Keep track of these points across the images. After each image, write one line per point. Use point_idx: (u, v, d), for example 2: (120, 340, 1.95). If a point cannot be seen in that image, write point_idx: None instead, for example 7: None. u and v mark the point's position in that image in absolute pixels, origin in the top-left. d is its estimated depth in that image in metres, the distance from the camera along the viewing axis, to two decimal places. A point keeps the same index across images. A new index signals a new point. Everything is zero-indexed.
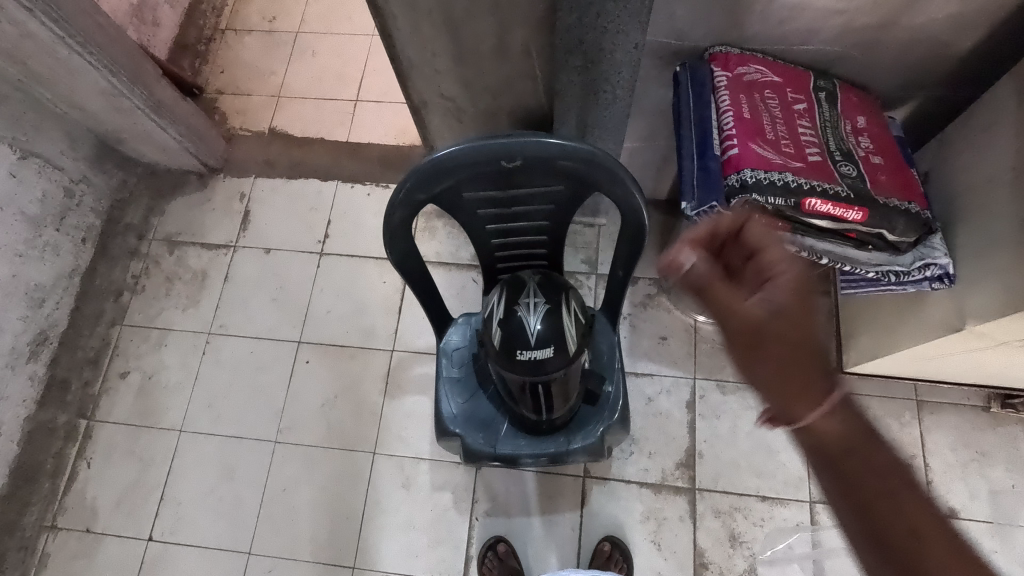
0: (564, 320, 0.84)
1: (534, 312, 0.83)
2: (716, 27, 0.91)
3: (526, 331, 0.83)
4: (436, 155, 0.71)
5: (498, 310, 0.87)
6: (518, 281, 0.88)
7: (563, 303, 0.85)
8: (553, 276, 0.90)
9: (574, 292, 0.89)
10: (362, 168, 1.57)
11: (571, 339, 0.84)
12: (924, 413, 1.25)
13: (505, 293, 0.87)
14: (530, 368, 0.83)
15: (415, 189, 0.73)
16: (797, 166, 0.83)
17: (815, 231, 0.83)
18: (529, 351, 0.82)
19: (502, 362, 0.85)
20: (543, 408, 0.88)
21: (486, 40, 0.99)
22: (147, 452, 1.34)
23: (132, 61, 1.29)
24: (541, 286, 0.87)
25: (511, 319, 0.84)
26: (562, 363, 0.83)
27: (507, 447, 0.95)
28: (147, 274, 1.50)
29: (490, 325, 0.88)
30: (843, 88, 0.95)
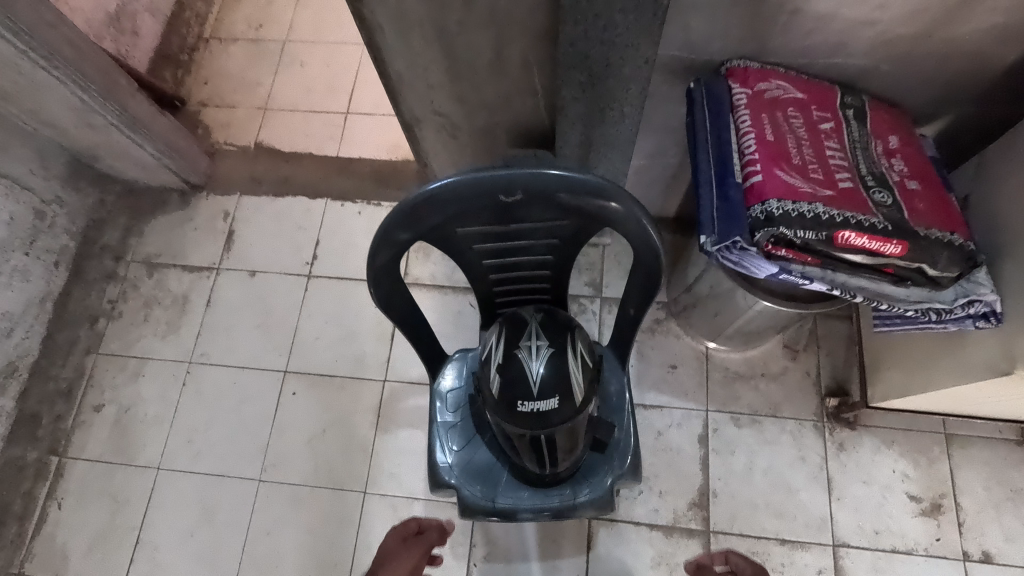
0: (570, 365, 0.75)
1: (537, 357, 0.75)
2: (735, 39, 0.83)
3: (527, 379, 0.74)
4: (422, 190, 0.63)
5: (496, 353, 0.78)
6: (517, 320, 0.79)
7: (568, 345, 0.77)
8: (556, 312, 0.81)
9: (579, 330, 0.80)
10: (352, 185, 1.48)
11: (578, 386, 0.75)
12: (953, 447, 1.16)
13: (503, 334, 0.78)
14: (532, 421, 0.74)
15: (400, 229, 0.65)
16: (828, 194, 0.74)
17: (848, 266, 0.74)
18: (531, 402, 0.74)
19: (501, 414, 0.76)
20: (547, 461, 0.80)
21: (482, 54, 0.90)
22: (123, 492, 1.25)
23: (105, 75, 1.21)
24: (542, 325, 0.77)
25: (511, 365, 0.75)
26: (568, 415, 0.75)
27: (507, 500, 0.87)
28: (124, 298, 1.41)
29: (487, 369, 0.79)
30: (871, 105, 0.87)
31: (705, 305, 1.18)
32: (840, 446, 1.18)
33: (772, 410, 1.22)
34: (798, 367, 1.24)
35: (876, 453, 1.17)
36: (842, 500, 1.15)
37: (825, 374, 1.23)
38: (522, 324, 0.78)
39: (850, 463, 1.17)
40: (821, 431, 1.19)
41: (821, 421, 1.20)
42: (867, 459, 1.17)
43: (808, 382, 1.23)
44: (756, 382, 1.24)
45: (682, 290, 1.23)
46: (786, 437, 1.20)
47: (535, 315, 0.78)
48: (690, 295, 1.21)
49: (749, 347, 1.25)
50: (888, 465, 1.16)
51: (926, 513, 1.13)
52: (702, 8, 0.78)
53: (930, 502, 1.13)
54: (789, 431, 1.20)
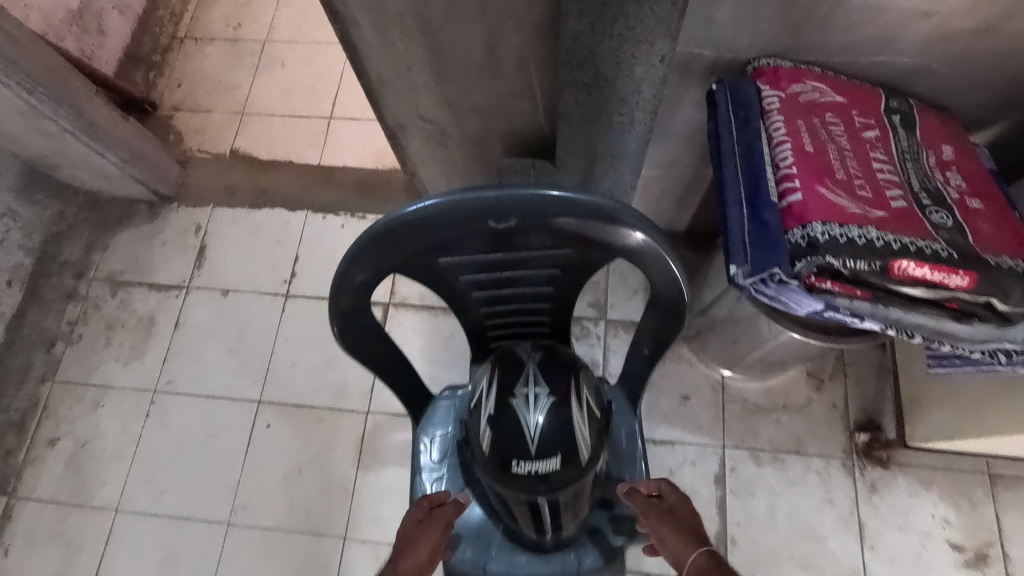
0: (575, 417, 0.62)
1: (535, 407, 0.61)
2: (764, 34, 0.71)
3: (524, 435, 0.61)
4: (390, 218, 0.52)
5: (486, 401, 0.65)
6: (511, 360, 0.66)
7: (573, 391, 0.63)
8: (557, 350, 0.68)
9: (585, 371, 0.67)
10: (335, 196, 1.37)
11: (585, 443, 0.62)
12: (999, 490, 1.05)
13: (495, 378, 0.65)
14: (529, 485, 0.62)
15: (364, 265, 0.54)
16: (880, 215, 0.63)
17: (904, 301, 0.62)
18: (528, 462, 0.61)
19: (492, 475, 0.63)
20: (546, 524, 0.68)
21: (472, 52, 0.79)
22: (76, 537, 1.13)
23: (57, 76, 1.09)
24: (541, 368, 0.64)
25: (504, 417, 0.62)
26: (572, 477, 0.62)
27: (501, 567, 0.75)
28: (85, 319, 1.30)
29: (475, 419, 0.66)
30: (920, 110, 0.75)
31: (721, 331, 1.07)
32: (872, 487, 1.06)
33: (796, 446, 1.10)
34: (823, 398, 1.12)
35: (913, 495, 1.05)
36: (875, 549, 1.03)
37: (854, 406, 1.11)
38: (516, 366, 0.65)
39: (884, 508, 1.05)
40: (851, 470, 1.07)
41: (851, 460, 1.08)
42: (902, 502, 1.05)
43: (835, 415, 1.11)
44: (778, 415, 1.12)
45: (696, 313, 1.11)
46: (812, 477, 1.08)
47: (534, 356, 0.65)
48: (705, 319, 1.09)
49: (768, 376, 1.13)
50: (926, 510, 1.05)
51: (970, 564, 1.01)
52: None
53: (974, 551, 1.02)
54: (816, 470, 1.08)
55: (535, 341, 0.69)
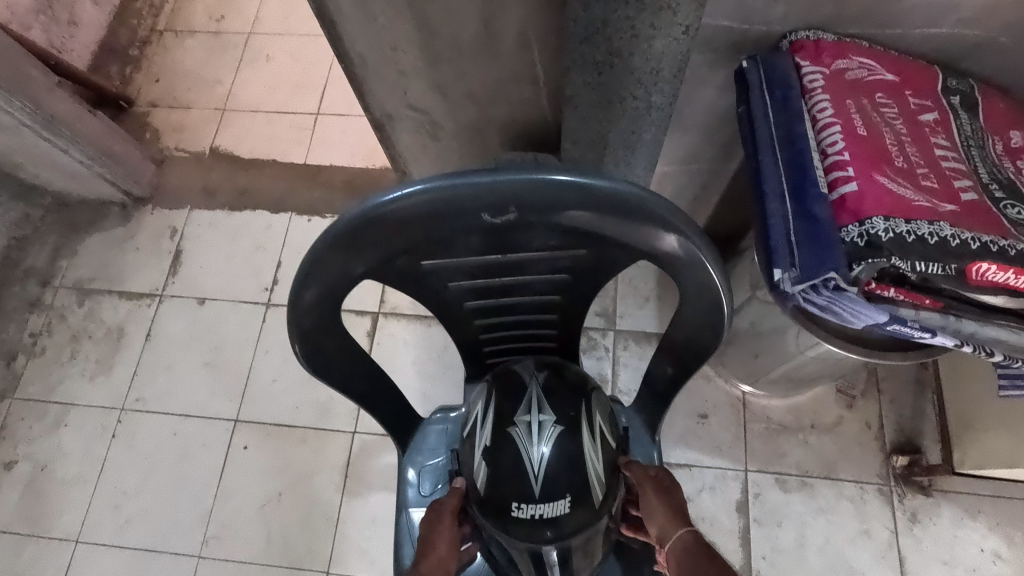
0: (587, 449, 0.51)
1: (539, 439, 0.50)
2: (803, 2, 0.61)
3: (525, 473, 0.50)
4: (352, 216, 0.42)
5: (480, 431, 0.54)
6: (510, 381, 0.54)
7: (585, 417, 0.52)
8: (564, 370, 0.55)
9: (600, 393, 0.56)
10: (322, 196, 1.27)
11: (599, 481, 0.51)
12: None
13: (490, 403, 0.54)
14: (533, 533, 0.51)
15: (321, 278, 0.45)
16: (949, 209, 0.53)
17: (980, 311, 0.52)
18: (531, 507, 0.50)
19: (486, 520, 0.52)
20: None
21: (465, 28, 0.69)
22: (31, 572, 1.03)
23: (12, 65, 1.00)
24: (547, 390, 0.53)
25: (501, 451, 0.51)
26: (584, 523, 0.51)
27: None
28: (49, 330, 1.19)
29: (467, 452, 0.55)
30: (982, 91, 0.65)
31: (744, 343, 0.96)
32: (913, 516, 0.95)
33: (826, 470, 0.99)
34: (855, 417, 1.02)
35: (958, 525, 0.95)
36: None
37: (890, 426, 1.01)
38: (516, 388, 0.54)
39: (927, 539, 0.94)
40: (888, 497, 0.97)
41: (889, 485, 0.97)
42: (947, 533, 0.94)
43: (869, 435, 1.01)
44: (806, 435, 1.02)
45: None
46: (846, 505, 0.97)
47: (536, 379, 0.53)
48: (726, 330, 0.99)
49: (794, 393, 1.03)
50: (974, 542, 0.94)
51: None
52: None
53: None
54: (849, 496, 0.97)
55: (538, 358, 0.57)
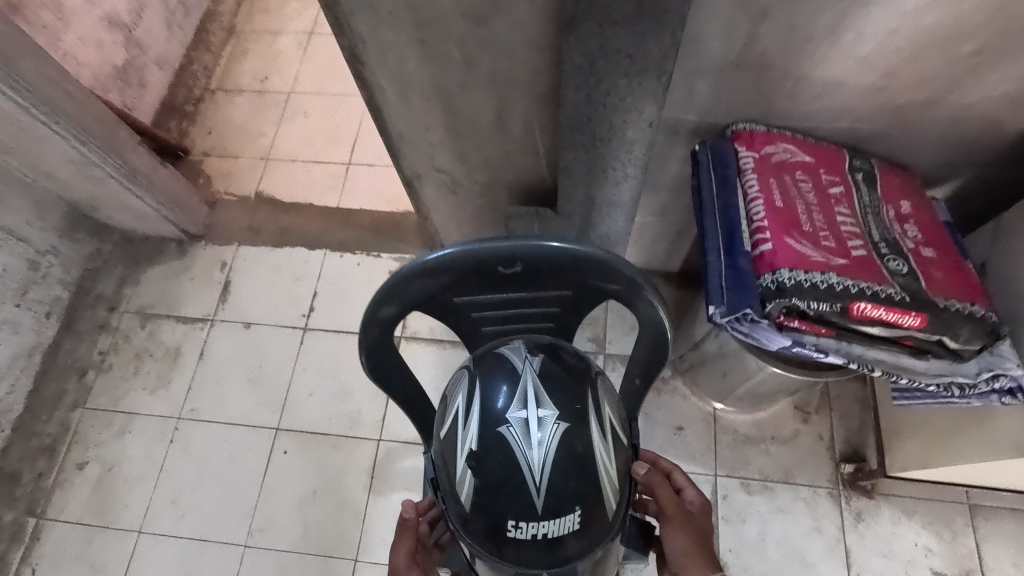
0: (596, 445, 0.51)
1: (538, 439, 0.49)
2: (739, 104, 0.81)
3: (525, 483, 0.49)
4: (403, 271, 0.60)
5: (464, 432, 0.52)
6: (493, 378, 0.53)
7: (591, 409, 0.52)
8: (558, 346, 0.57)
9: (603, 382, 0.56)
10: (352, 236, 1.47)
11: (611, 487, 0.51)
12: (978, 519, 1.10)
13: (475, 403, 0.52)
14: (537, 553, 0.50)
15: (387, 305, 0.62)
16: (841, 262, 0.72)
17: (864, 338, 0.70)
18: (533, 525, 0.49)
19: (479, 538, 0.51)
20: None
21: (482, 115, 0.89)
22: (100, 558, 1.19)
23: (106, 128, 1.21)
24: (543, 383, 0.52)
25: (490, 459, 0.50)
26: (600, 539, 0.51)
27: None
28: (115, 349, 1.38)
29: (449, 458, 0.53)
30: (881, 168, 0.85)
31: (712, 364, 1.14)
32: (858, 515, 1.12)
33: (784, 476, 1.16)
34: (810, 430, 1.19)
35: (896, 524, 1.11)
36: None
37: (838, 438, 1.18)
38: (501, 385, 0.52)
39: (870, 535, 1.11)
40: (837, 499, 1.13)
41: (837, 489, 1.14)
42: (887, 530, 1.11)
43: (822, 446, 1.17)
44: (767, 446, 1.19)
45: (689, 347, 1.19)
46: (801, 505, 1.13)
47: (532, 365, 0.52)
48: (697, 353, 1.17)
49: (758, 409, 1.20)
50: (910, 538, 1.10)
51: None
52: (706, 74, 0.77)
53: None
54: (803, 498, 1.14)
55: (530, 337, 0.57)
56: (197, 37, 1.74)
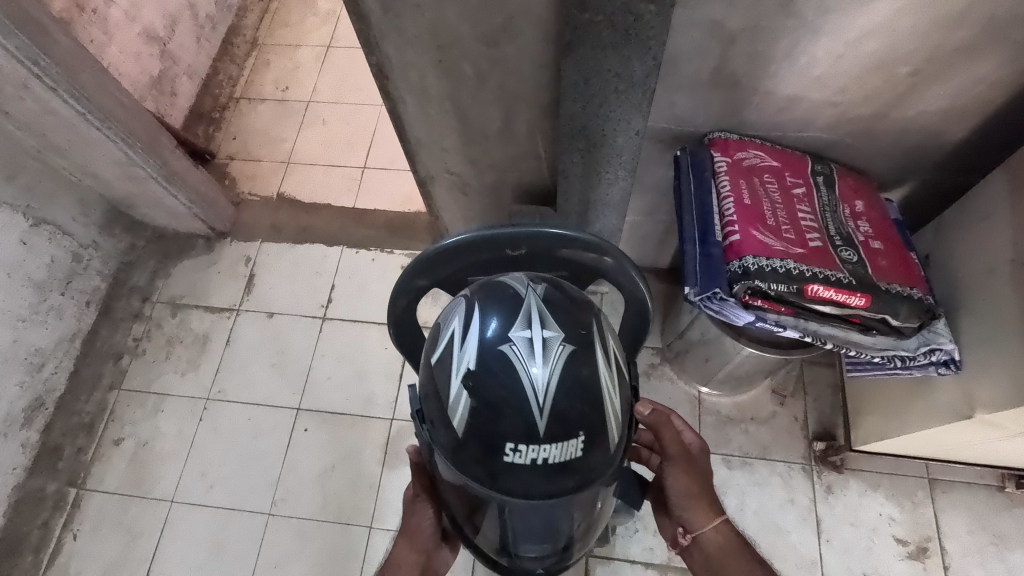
0: (600, 369, 0.59)
1: (541, 358, 0.56)
2: (715, 115, 0.93)
3: (526, 398, 0.55)
4: (428, 252, 0.71)
5: (464, 352, 0.58)
6: (496, 305, 0.59)
7: (595, 337, 0.60)
8: (561, 284, 0.66)
9: (602, 319, 0.65)
10: (367, 234, 1.59)
11: (615, 412, 0.59)
12: (937, 492, 1.21)
13: (477, 326, 0.58)
14: (538, 472, 0.56)
15: (419, 277, 0.73)
16: (798, 251, 0.84)
17: (818, 316, 0.83)
18: (535, 449, 0.56)
19: (481, 461, 0.57)
20: (513, 530, 0.66)
21: (491, 123, 1.01)
22: (136, 524, 1.30)
23: (149, 132, 1.33)
24: (546, 311, 0.59)
25: (491, 375, 0.56)
26: (604, 458, 0.59)
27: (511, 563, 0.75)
28: (148, 336, 1.50)
29: (448, 380, 0.59)
30: (840, 172, 0.97)
31: (696, 350, 1.26)
32: (828, 488, 1.23)
33: (762, 452, 1.27)
34: (786, 412, 1.30)
35: (862, 496, 1.22)
36: (831, 542, 1.19)
37: (812, 419, 1.29)
38: (505, 311, 0.58)
39: (838, 506, 1.22)
40: (810, 474, 1.24)
41: (810, 464, 1.25)
42: (854, 502, 1.22)
43: (796, 426, 1.29)
44: (746, 426, 1.30)
45: (676, 335, 1.31)
46: (776, 479, 1.25)
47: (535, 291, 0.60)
48: (683, 341, 1.28)
49: (739, 392, 1.32)
50: (875, 508, 1.21)
51: (913, 556, 1.17)
52: (685, 89, 0.89)
53: (916, 545, 1.18)
54: (779, 473, 1.25)
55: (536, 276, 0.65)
56: (223, 49, 1.87)
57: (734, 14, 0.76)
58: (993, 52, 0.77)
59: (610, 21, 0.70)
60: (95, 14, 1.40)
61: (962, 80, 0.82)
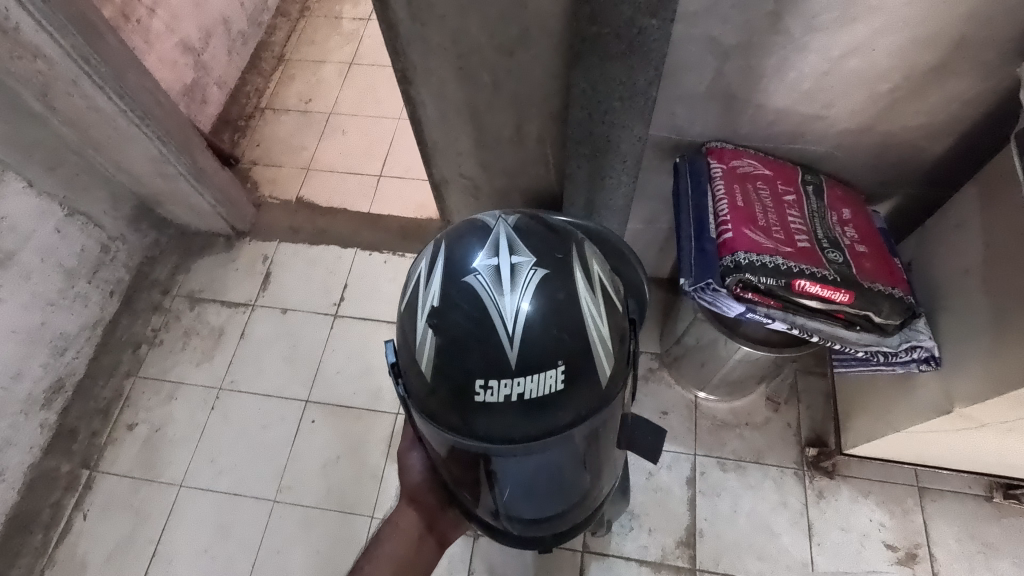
0: (581, 292, 0.67)
1: (510, 285, 0.65)
2: (712, 125, 1.01)
3: (495, 314, 0.63)
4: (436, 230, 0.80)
5: (429, 291, 0.67)
6: (464, 243, 0.69)
7: (573, 259, 0.69)
8: (541, 217, 0.75)
9: (585, 248, 0.72)
10: (381, 238, 1.66)
11: (600, 342, 0.67)
12: (926, 499, 1.24)
13: (441, 266, 0.68)
14: (513, 406, 0.63)
15: None
16: (787, 250, 0.90)
17: (806, 310, 0.89)
18: (507, 385, 0.63)
19: (459, 410, 0.65)
20: (502, 481, 0.74)
21: (504, 130, 1.09)
22: (145, 506, 1.34)
23: (182, 132, 1.42)
24: (513, 239, 0.68)
25: (457, 307, 0.64)
26: (593, 382, 0.66)
27: (506, 523, 0.83)
28: (166, 327, 1.56)
29: (416, 322, 0.67)
30: (828, 183, 1.03)
31: (693, 355, 1.30)
32: (819, 493, 1.26)
33: (756, 457, 1.31)
34: (779, 418, 1.35)
35: (853, 502, 1.25)
36: (822, 545, 1.21)
37: (805, 426, 1.33)
38: (473, 247, 0.68)
39: (829, 511, 1.24)
40: (801, 478, 1.28)
41: (802, 469, 1.29)
42: (845, 507, 1.25)
43: (789, 432, 1.33)
44: (741, 430, 1.34)
45: (673, 341, 1.36)
46: (769, 483, 1.28)
47: (503, 223, 0.70)
48: (680, 345, 1.33)
49: (734, 397, 1.36)
50: (865, 514, 1.24)
51: (902, 561, 1.19)
52: (683, 100, 0.97)
53: (905, 551, 1.20)
54: (772, 476, 1.28)
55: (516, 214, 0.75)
56: (251, 63, 1.98)
57: (728, 31, 0.84)
58: (964, 72, 0.85)
59: (614, 34, 0.77)
60: (139, 24, 1.51)
61: (937, 98, 0.89)
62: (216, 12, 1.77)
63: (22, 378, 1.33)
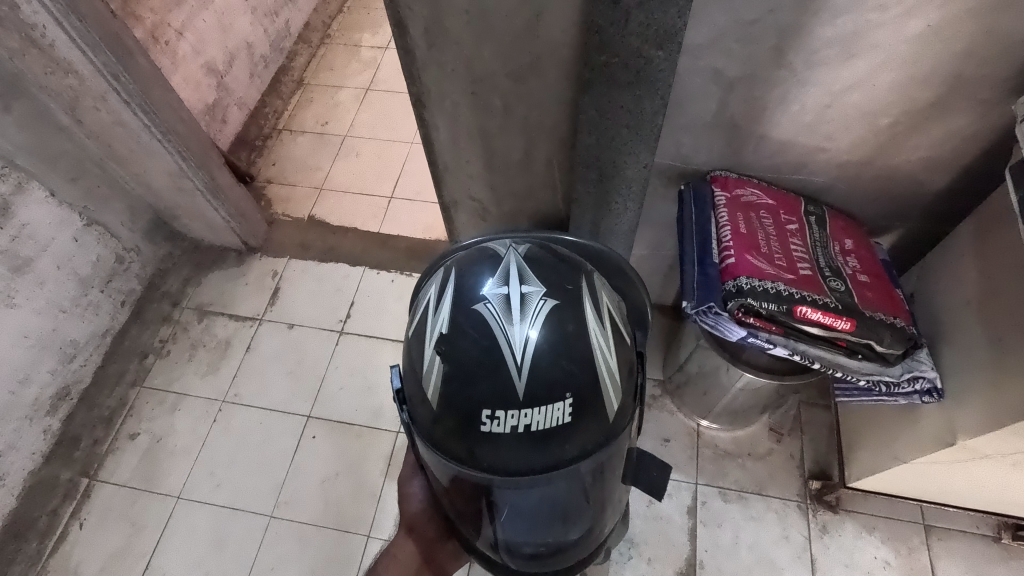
0: (589, 324, 0.68)
1: (520, 315, 0.66)
2: (717, 155, 1.03)
3: (503, 345, 0.64)
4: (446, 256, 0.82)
5: (437, 318, 0.69)
6: (474, 270, 0.70)
7: (582, 290, 0.70)
8: (550, 246, 0.77)
9: (594, 278, 0.74)
10: (390, 257, 1.69)
11: (607, 372, 0.68)
12: (932, 538, 1.22)
13: (450, 293, 0.69)
14: (519, 437, 0.64)
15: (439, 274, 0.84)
16: (789, 277, 0.91)
17: (807, 337, 0.89)
18: (513, 416, 0.63)
19: (463, 437, 0.65)
20: (503, 512, 0.74)
21: (514, 154, 1.12)
22: (142, 518, 1.34)
23: (202, 148, 1.46)
24: (523, 269, 0.70)
25: (465, 334, 0.65)
26: (599, 413, 0.67)
27: (509, 559, 0.83)
28: (174, 339, 1.58)
29: (423, 348, 0.69)
30: (831, 214, 1.05)
31: (695, 382, 1.30)
32: (823, 527, 1.24)
33: (758, 488, 1.29)
34: (782, 449, 1.33)
35: (857, 537, 1.23)
36: None
37: (808, 458, 1.32)
38: (483, 275, 0.70)
39: (833, 546, 1.22)
40: (805, 511, 1.26)
41: (805, 502, 1.27)
42: (849, 543, 1.22)
43: (792, 464, 1.31)
44: (743, 460, 1.33)
45: (676, 368, 1.36)
46: (771, 515, 1.26)
47: (513, 252, 0.72)
48: (683, 372, 1.33)
49: (736, 427, 1.36)
50: (870, 551, 1.21)
51: None
52: (690, 130, 0.99)
53: None
54: (775, 509, 1.27)
55: (525, 241, 0.77)
56: (272, 86, 2.05)
57: (732, 64, 0.87)
58: (963, 109, 0.87)
59: (622, 64, 0.79)
60: (167, 45, 1.57)
61: (937, 133, 0.91)
62: (241, 36, 1.84)
63: (30, 383, 1.34)
